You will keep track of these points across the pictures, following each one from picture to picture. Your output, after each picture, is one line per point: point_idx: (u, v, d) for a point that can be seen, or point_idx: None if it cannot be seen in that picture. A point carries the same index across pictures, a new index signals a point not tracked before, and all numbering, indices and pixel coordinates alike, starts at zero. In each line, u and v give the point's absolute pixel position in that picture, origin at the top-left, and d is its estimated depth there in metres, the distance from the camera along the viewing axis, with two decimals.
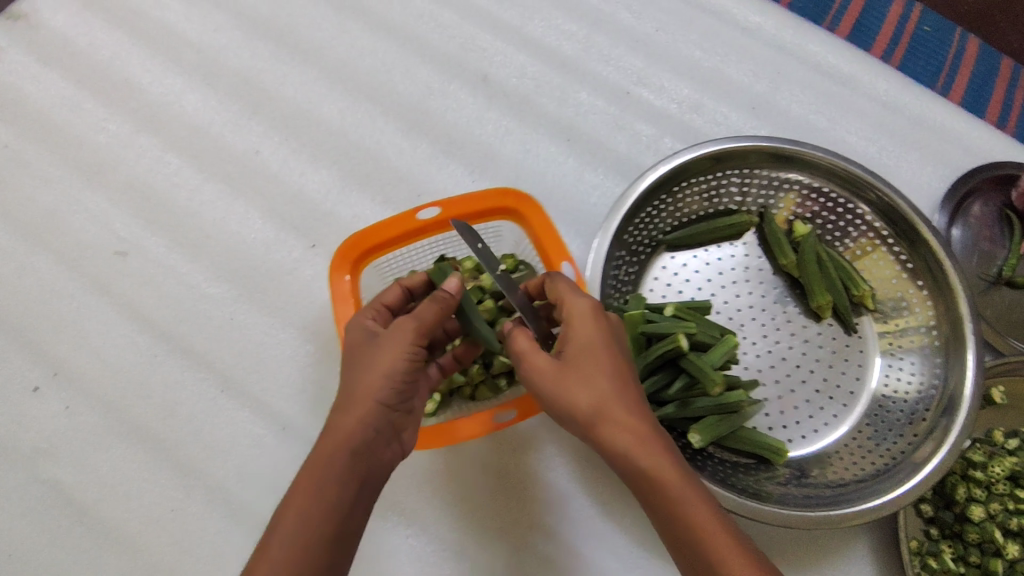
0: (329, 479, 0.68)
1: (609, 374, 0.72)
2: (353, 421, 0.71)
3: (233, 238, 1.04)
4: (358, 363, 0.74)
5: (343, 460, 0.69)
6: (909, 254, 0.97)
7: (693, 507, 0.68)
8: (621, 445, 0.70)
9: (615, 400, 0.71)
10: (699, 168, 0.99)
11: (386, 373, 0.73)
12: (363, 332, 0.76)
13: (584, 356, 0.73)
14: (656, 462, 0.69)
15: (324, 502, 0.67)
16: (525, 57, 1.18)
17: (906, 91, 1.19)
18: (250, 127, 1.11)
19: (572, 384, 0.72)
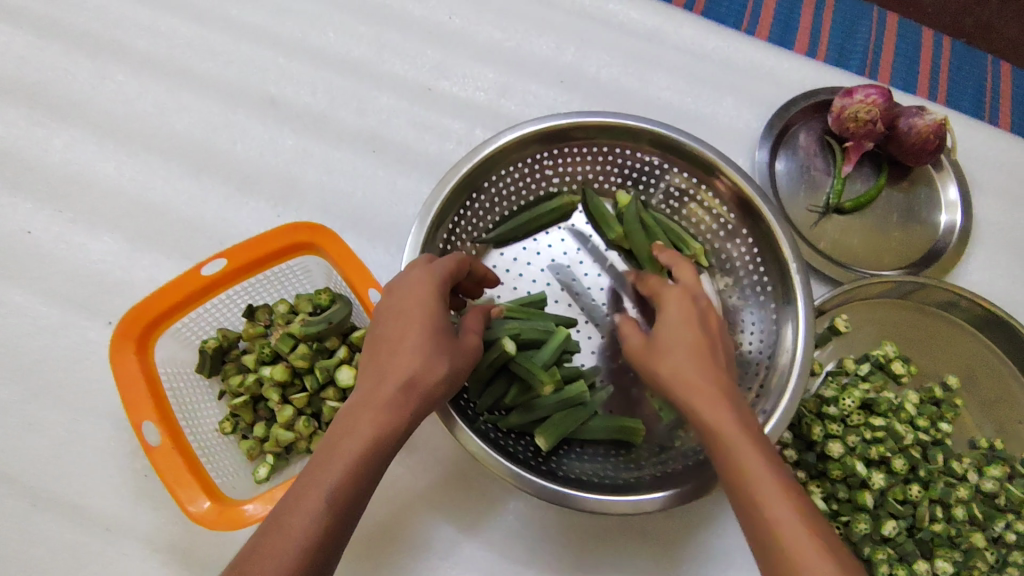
0: (380, 470, 0.62)
1: (700, 344, 0.68)
2: (418, 394, 0.64)
3: (15, 332, 0.93)
4: (432, 334, 0.67)
5: (394, 444, 0.63)
6: (728, 204, 0.94)
7: (761, 473, 0.59)
8: (702, 414, 0.64)
9: (695, 372, 0.66)
10: (504, 160, 0.93)
11: (444, 344, 0.67)
12: (432, 296, 0.69)
13: (670, 326, 0.71)
14: (731, 424, 0.62)
15: (346, 500, 0.59)
16: (314, 69, 1.09)
17: (711, 35, 1.17)
18: (15, 205, 0.99)
19: (654, 352, 0.70)
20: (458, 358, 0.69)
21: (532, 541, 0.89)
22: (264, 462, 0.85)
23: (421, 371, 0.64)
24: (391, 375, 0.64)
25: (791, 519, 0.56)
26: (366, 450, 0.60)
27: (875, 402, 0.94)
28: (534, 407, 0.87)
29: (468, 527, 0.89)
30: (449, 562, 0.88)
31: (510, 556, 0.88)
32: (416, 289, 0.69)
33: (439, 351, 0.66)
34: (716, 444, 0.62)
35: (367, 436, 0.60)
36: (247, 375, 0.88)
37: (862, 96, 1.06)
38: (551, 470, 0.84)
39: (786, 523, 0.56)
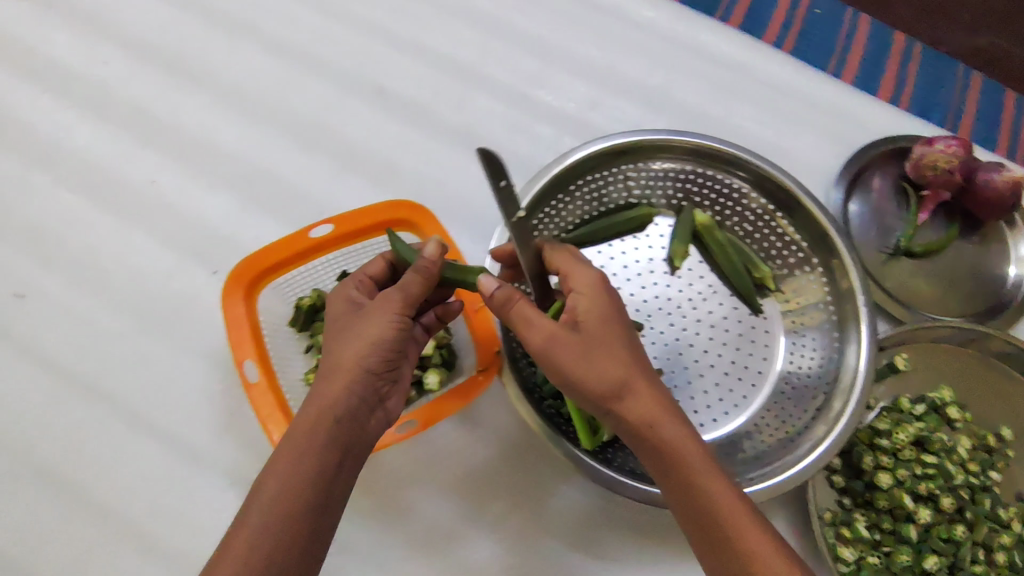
0: (331, 446, 0.71)
1: (628, 346, 0.74)
2: (335, 382, 0.73)
3: (132, 270, 1.02)
4: (343, 329, 0.76)
5: (340, 421, 0.72)
6: (801, 233, 0.99)
7: (703, 472, 0.71)
8: (644, 413, 0.71)
9: (633, 369, 0.73)
10: (592, 166, 0.99)
11: (351, 330, 0.75)
12: (343, 301, 0.80)
13: (598, 325, 0.74)
14: (664, 418, 0.72)
15: (293, 480, 0.68)
16: (421, 66, 1.17)
17: (798, 75, 1.22)
18: (144, 157, 1.08)
19: (598, 351, 0.72)
20: (373, 331, 0.75)
21: (579, 528, 0.93)
22: None
23: (337, 363, 0.73)
24: (323, 373, 0.74)
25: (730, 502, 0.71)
26: (299, 440, 0.70)
27: (928, 440, 0.95)
28: None
29: (519, 505, 0.94)
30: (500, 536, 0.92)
31: (556, 539, 0.93)
32: (338, 311, 0.78)
33: (350, 338, 0.74)
34: (663, 441, 0.71)
35: (307, 423, 0.71)
36: None
37: (943, 145, 1.09)
38: (607, 460, 0.89)
39: (726, 503, 0.70)
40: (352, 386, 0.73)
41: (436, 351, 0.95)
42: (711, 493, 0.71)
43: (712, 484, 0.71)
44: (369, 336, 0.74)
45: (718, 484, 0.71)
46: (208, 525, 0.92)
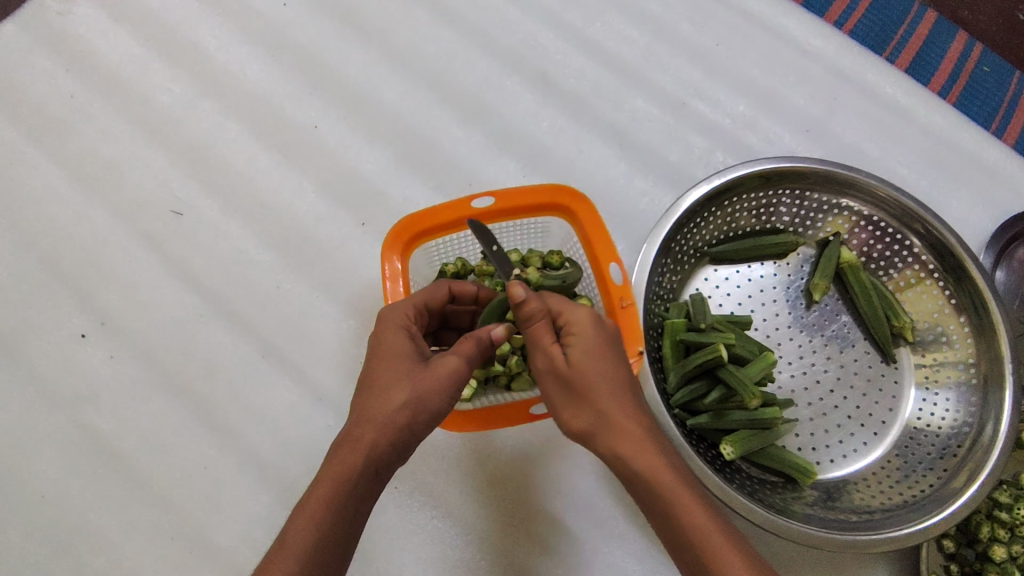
0: (367, 489, 0.71)
1: (612, 382, 0.73)
2: (386, 426, 0.71)
3: (286, 207, 1.05)
4: (396, 370, 0.74)
5: (379, 470, 0.72)
6: (955, 290, 0.97)
7: (676, 510, 0.70)
8: (619, 450, 0.72)
9: (614, 408, 0.73)
10: (752, 186, 0.99)
11: (408, 376, 0.73)
12: (397, 334, 0.77)
13: (585, 370, 0.72)
14: (642, 457, 0.71)
15: (331, 524, 0.68)
16: (585, 59, 1.19)
17: (961, 129, 1.19)
18: (311, 102, 1.12)
19: (573, 397, 0.73)
20: (428, 392, 0.72)
21: None
22: (470, 384, 0.93)
23: (385, 407, 0.72)
24: (371, 410, 0.72)
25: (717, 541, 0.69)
26: (338, 477, 0.70)
27: None
28: (727, 417, 0.92)
29: (626, 504, 0.96)
30: (601, 530, 0.95)
31: (655, 544, 0.94)
32: (392, 348, 0.76)
33: (400, 385, 0.72)
34: (639, 479, 0.72)
35: (345, 459, 0.70)
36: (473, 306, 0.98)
37: None
38: (728, 479, 0.90)
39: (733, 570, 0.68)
40: (398, 436, 0.71)
41: None
42: (698, 528, 0.70)
43: (696, 523, 0.70)
44: (423, 393, 0.72)
45: (703, 522, 0.70)
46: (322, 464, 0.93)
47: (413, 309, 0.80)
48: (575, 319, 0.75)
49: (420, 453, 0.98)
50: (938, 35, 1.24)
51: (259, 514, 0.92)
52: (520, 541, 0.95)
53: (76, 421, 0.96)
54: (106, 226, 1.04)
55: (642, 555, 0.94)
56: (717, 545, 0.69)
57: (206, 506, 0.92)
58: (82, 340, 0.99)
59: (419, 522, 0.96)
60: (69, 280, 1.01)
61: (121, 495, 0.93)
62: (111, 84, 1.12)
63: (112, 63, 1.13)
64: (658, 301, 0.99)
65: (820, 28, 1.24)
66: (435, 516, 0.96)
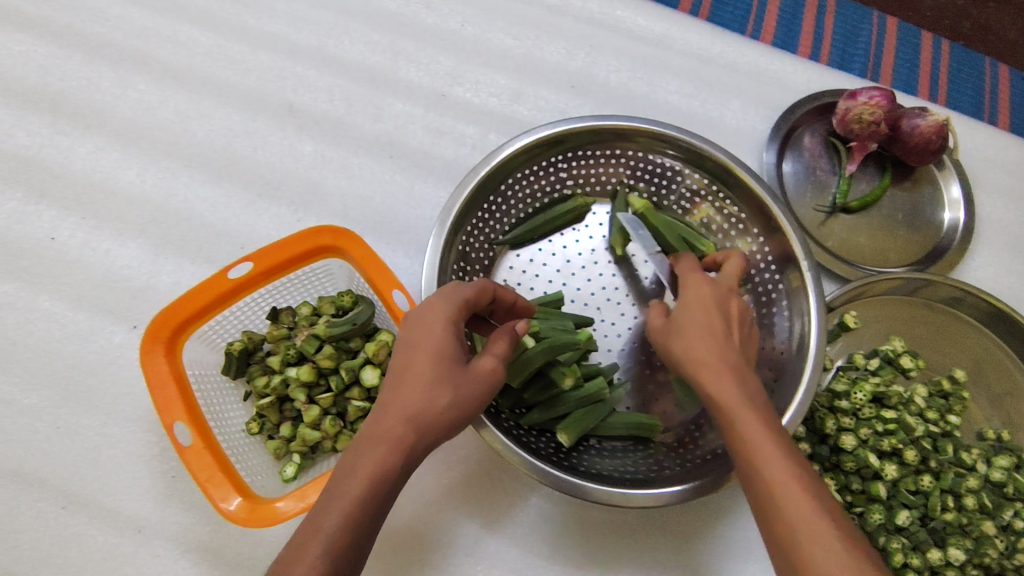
0: (388, 501, 0.63)
1: (703, 320, 0.75)
2: (428, 425, 0.66)
3: (44, 337, 0.95)
4: (432, 365, 0.67)
5: (389, 488, 0.63)
6: (740, 205, 0.97)
7: (772, 458, 0.64)
8: (726, 396, 0.69)
9: (699, 343, 0.74)
10: (523, 161, 0.95)
11: (451, 374, 0.68)
12: (441, 325, 0.70)
13: (691, 310, 0.77)
14: (738, 398, 0.68)
15: (344, 558, 0.59)
16: (331, 78, 1.12)
17: (717, 41, 1.20)
18: (41, 212, 1.01)
19: (676, 332, 0.77)
20: (467, 394, 0.69)
21: (554, 536, 0.91)
22: (292, 461, 0.87)
23: (423, 406, 0.66)
24: (401, 411, 0.65)
25: (775, 459, 0.64)
26: (361, 492, 0.61)
27: (886, 396, 0.95)
28: (558, 403, 0.89)
29: (492, 522, 0.92)
30: (474, 557, 0.90)
31: (532, 551, 0.91)
32: (435, 332, 0.69)
33: (449, 385, 0.67)
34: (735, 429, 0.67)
35: (366, 475, 0.62)
36: (273, 376, 0.90)
37: (864, 98, 1.08)
38: (573, 466, 0.86)
39: (776, 477, 0.63)
40: (416, 440, 0.65)
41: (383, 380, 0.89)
42: (780, 479, 0.62)
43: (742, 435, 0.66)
44: (467, 393, 0.69)
45: (753, 430, 0.66)
46: None
47: (466, 300, 0.73)
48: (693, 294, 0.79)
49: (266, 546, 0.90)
50: None
51: None
52: None
53: None
54: None
55: (522, 567, 0.90)
56: (799, 491, 0.62)
57: None
58: None
59: None
60: None
61: None
62: None
63: None
64: None
65: None
66: None
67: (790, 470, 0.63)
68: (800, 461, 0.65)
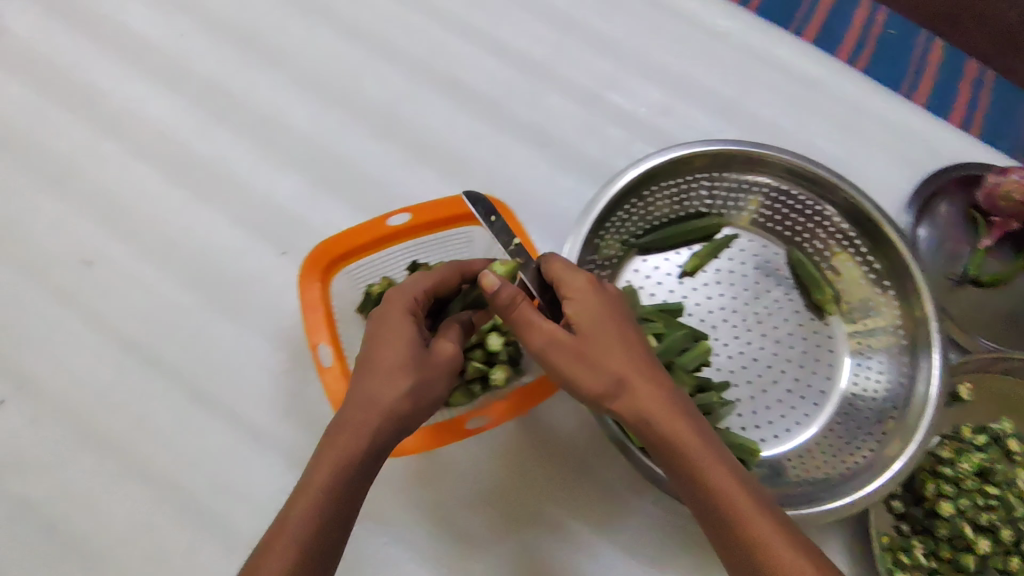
0: (365, 480, 0.69)
1: (622, 341, 0.73)
2: (393, 415, 0.69)
3: (202, 246, 1.03)
4: (396, 355, 0.71)
5: (363, 473, 0.68)
6: (877, 256, 0.98)
7: (716, 467, 0.68)
8: (639, 411, 0.70)
9: (635, 369, 0.71)
10: (669, 172, 0.98)
11: (413, 363, 0.71)
12: (401, 317, 0.75)
13: (595, 329, 0.73)
14: (669, 415, 0.69)
15: (322, 536, 0.66)
16: (496, 61, 1.18)
17: (871, 94, 1.21)
18: (219, 134, 1.09)
19: (595, 356, 0.71)
20: (431, 380, 0.72)
21: (636, 532, 0.94)
22: None
23: (388, 395, 0.69)
24: (373, 401, 0.69)
25: (732, 487, 0.67)
26: (337, 467, 0.67)
27: (991, 471, 0.94)
28: None
29: (576, 506, 0.94)
30: (555, 534, 0.93)
31: (612, 541, 0.93)
32: (393, 325, 0.74)
33: (406, 371, 0.70)
34: (662, 438, 0.69)
35: (331, 465, 0.67)
36: None
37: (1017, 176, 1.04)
38: None
39: (737, 499, 0.67)
40: (384, 427, 0.69)
41: (504, 347, 0.91)
42: (715, 480, 0.68)
43: (699, 465, 0.68)
44: (427, 377, 0.72)
45: (712, 465, 0.68)
46: (265, 506, 0.91)
47: (417, 297, 0.78)
48: (574, 304, 0.74)
49: None
50: (844, 5, 1.28)
51: (201, 563, 0.89)
52: (474, 557, 0.92)
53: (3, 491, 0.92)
54: (14, 285, 1.01)
55: (600, 554, 0.93)
56: (747, 504, 0.67)
57: (148, 562, 0.89)
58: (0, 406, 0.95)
59: (369, 551, 0.92)
60: None
61: (57, 562, 0.89)
62: (5, 137, 1.08)
63: (5, 114, 1.09)
64: None
65: (726, 7, 1.24)
66: (387, 541, 0.93)
67: (731, 482, 0.68)
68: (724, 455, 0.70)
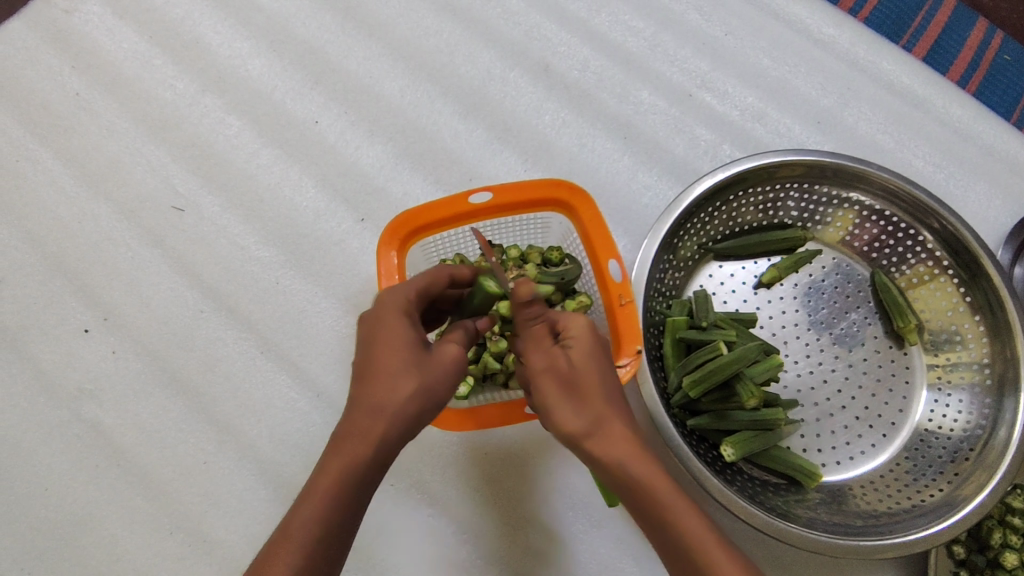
0: (367, 487, 0.64)
1: (609, 384, 0.70)
2: (393, 421, 0.64)
3: (285, 205, 1.05)
4: (397, 359, 0.66)
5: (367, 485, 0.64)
6: (970, 288, 0.93)
7: (695, 524, 0.66)
8: (615, 454, 0.67)
9: (617, 414, 0.69)
10: (759, 179, 0.96)
11: (415, 366, 0.66)
12: (398, 320, 0.69)
13: (588, 365, 0.70)
14: (651, 466, 0.67)
15: (328, 540, 0.62)
16: (590, 51, 1.16)
17: (980, 120, 1.14)
18: (312, 97, 1.12)
19: (583, 394, 0.69)
20: (435, 381, 0.67)
21: None
22: (467, 382, 0.92)
23: (394, 405, 0.65)
24: (376, 407, 0.64)
25: (712, 545, 0.65)
26: (341, 476, 0.63)
27: None
28: (730, 418, 0.89)
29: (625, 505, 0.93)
30: (599, 530, 0.92)
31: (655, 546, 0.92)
32: (391, 325, 0.68)
33: (407, 375, 0.65)
34: (633, 484, 0.67)
35: (334, 474, 0.63)
36: None
37: None
38: (728, 480, 0.88)
39: (714, 559, 0.64)
40: (388, 435, 0.64)
41: None
42: (685, 529, 0.66)
43: (678, 518, 0.66)
44: (430, 381, 0.66)
45: (691, 522, 0.66)
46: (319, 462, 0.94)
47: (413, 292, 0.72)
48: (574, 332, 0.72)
49: (416, 450, 0.96)
50: (958, 23, 1.19)
51: (255, 509, 0.92)
52: (515, 541, 0.93)
53: (79, 416, 0.97)
54: (109, 223, 1.05)
55: (641, 557, 0.91)
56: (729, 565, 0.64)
57: (205, 501, 0.93)
58: (85, 336, 1.00)
59: (412, 520, 0.94)
60: (73, 276, 1.03)
61: (122, 489, 0.94)
62: (114, 81, 1.13)
63: (117, 60, 1.14)
64: (659, 298, 0.95)
65: (834, 16, 1.20)
66: (431, 514, 0.94)
67: (711, 541, 0.65)
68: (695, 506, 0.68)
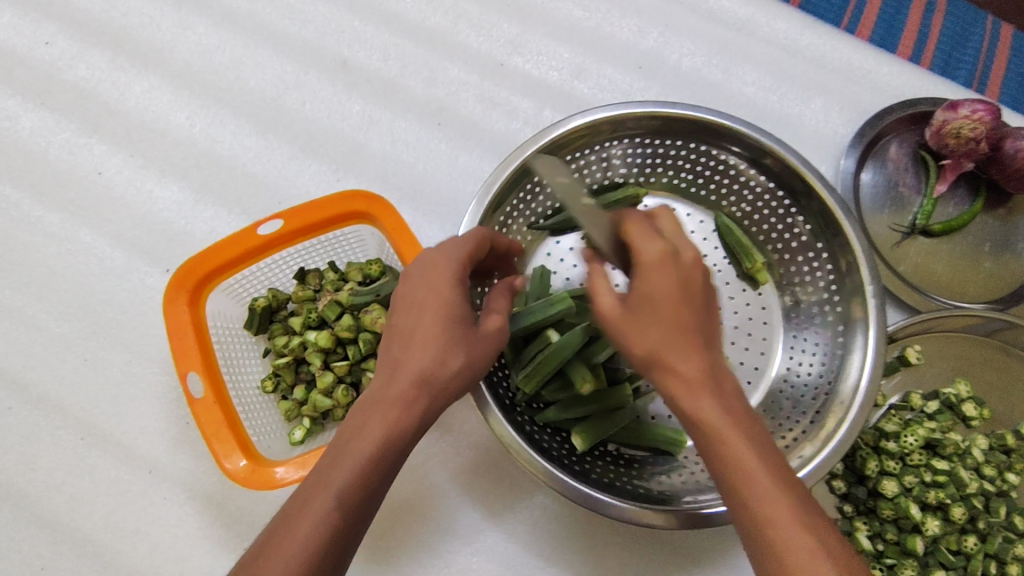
0: (384, 482, 0.61)
1: (676, 315, 0.61)
2: (439, 394, 0.63)
3: (82, 272, 0.97)
4: (450, 330, 0.64)
5: (373, 491, 0.60)
6: (807, 216, 0.88)
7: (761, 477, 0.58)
8: (675, 391, 0.61)
9: (679, 346, 0.61)
10: (573, 145, 0.87)
11: (463, 337, 0.65)
12: (447, 289, 0.65)
13: (656, 302, 0.61)
14: (708, 403, 0.60)
15: (331, 542, 0.57)
16: (388, 36, 1.07)
17: (806, 31, 1.09)
18: (93, 146, 1.02)
19: (634, 331, 0.62)
20: (481, 354, 0.66)
21: (558, 537, 0.87)
22: (301, 425, 0.86)
23: (381, 393, 0.62)
24: (395, 393, 0.62)
25: (780, 508, 0.57)
26: (365, 473, 0.59)
27: (940, 444, 0.86)
28: (577, 406, 0.84)
29: (494, 513, 0.88)
30: (471, 547, 0.87)
31: (532, 550, 0.87)
32: (436, 297, 0.65)
33: (457, 346, 0.64)
34: (690, 419, 0.60)
35: (336, 477, 0.59)
36: (293, 338, 0.89)
37: (967, 111, 0.95)
38: (583, 471, 0.81)
39: (777, 516, 0.56)
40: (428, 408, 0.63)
41: None
42: (742, 476, 0.58)
43: (739, 467, 0.58)
44: (479, 356, 0.66)
45: (756, 471, 0.58)
46: (163, 542, 0.87)
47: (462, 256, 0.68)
48: (659, 283, 0.61)
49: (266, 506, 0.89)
50: None
51: None
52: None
53: None
54: None
55: (520, 565, 0.87)
56: (794, 532, 0.56)
57: None
58: None
59: None
60: None
61: None
62: None
63: None
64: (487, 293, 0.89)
65: None
66: None
67: (784, 504, 0.57)
68: (778, 464, 0.60)
